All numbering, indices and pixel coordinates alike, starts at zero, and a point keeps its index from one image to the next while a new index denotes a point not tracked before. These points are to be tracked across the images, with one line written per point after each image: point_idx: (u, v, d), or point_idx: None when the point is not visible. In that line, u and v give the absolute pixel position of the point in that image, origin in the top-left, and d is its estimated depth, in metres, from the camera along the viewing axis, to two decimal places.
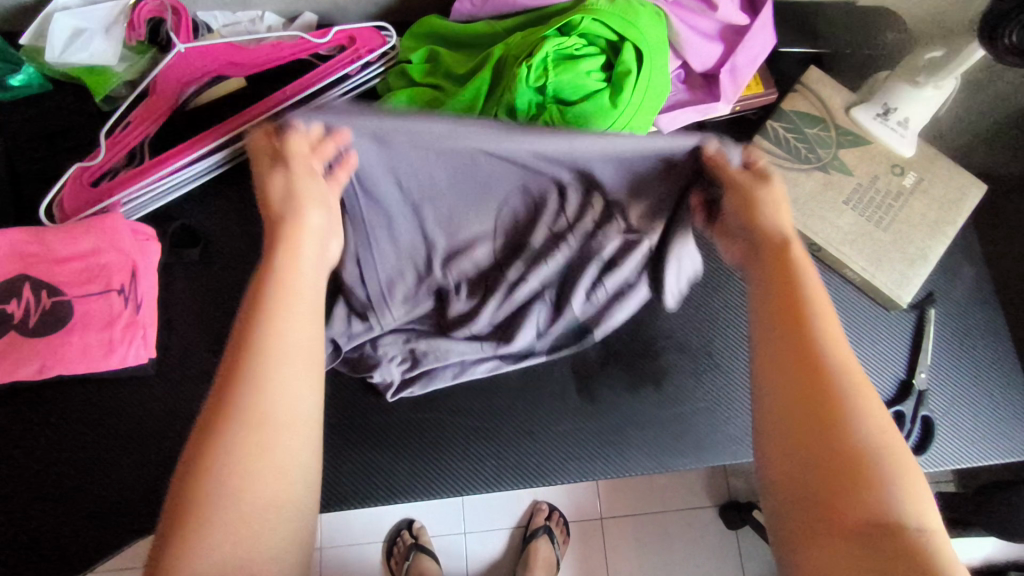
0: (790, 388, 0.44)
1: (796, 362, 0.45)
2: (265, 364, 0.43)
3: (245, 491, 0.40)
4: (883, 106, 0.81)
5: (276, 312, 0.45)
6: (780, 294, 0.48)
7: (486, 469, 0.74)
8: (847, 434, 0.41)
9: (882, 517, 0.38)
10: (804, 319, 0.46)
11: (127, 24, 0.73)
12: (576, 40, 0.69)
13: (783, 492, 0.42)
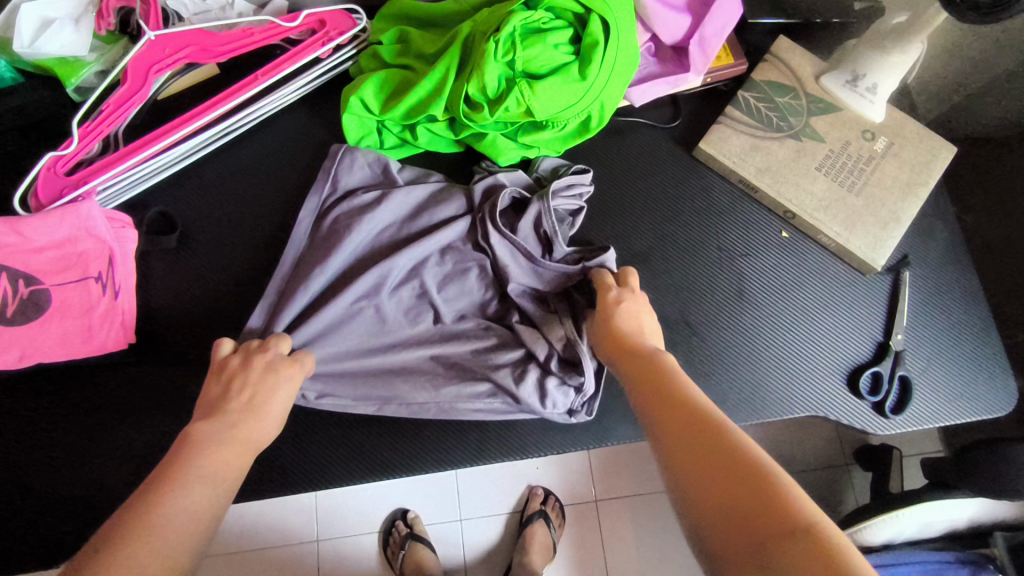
0: (672, 431, 0.51)
1: (670, 409, 0.54)
2: (178, 518, 0.47)
3: None
4: (852, 73, 0.82)
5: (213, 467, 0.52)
6: (680, 410, 0.53)
7: (469, 443, 0.75)
8: (727, 457, 0.47)
9: (769, 513, 0.42)
10: (659, 377, 0.58)
11: (96, 13, 0.74)
12: (542, 14, 0.70)
13: (699, 515, 0.45)
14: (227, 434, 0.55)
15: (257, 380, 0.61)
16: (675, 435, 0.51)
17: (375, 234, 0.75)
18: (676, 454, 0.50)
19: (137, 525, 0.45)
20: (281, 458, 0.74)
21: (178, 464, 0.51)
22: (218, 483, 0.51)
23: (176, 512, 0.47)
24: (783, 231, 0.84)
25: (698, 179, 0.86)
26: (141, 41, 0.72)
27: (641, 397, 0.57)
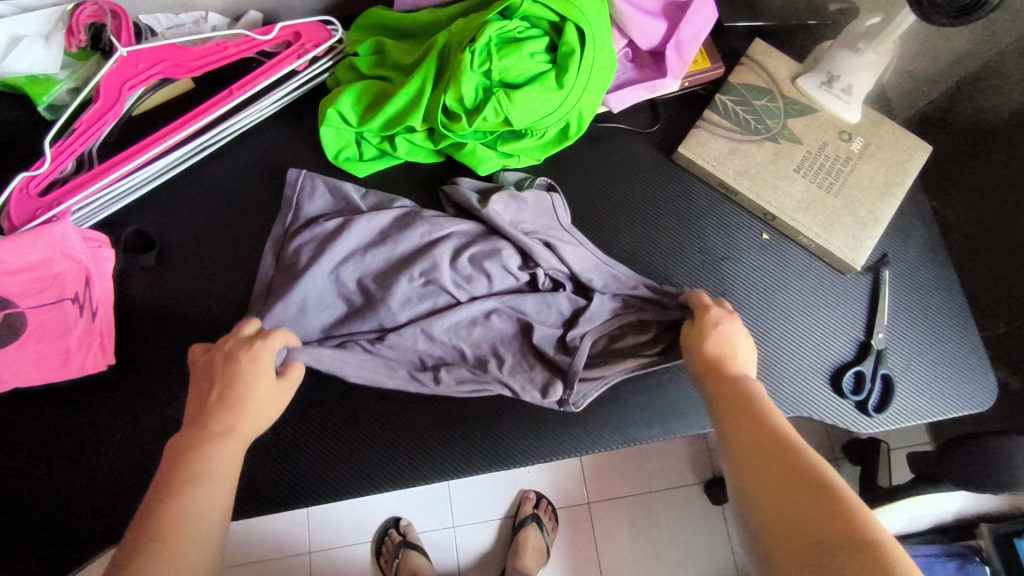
0: (744, 456, 0.54)
1: (746, 435, 0.55)
2: (183, 529, 0.48)
3: None
4: (827, 74, 0.82)
5: (208, 469, 0.52)
6: (750, 425, 0.56)
7: (456, 453, 0.74)
8: (799, 486, 0.49)
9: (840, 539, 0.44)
10: (743, 400, 0.59)
11: (67, 30, 0.73)
12: (517, 23, 0.70)
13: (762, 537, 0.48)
14: (214, 438, 0.54)
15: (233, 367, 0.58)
16: (757, 468, 0.52)
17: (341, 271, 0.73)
18: (750, 479, 0.52)
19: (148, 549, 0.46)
20: (267, 474, 0.73)
21: (172, 483, 0.50)
22: (216, 485, 0.52)
23: (186, 526, 0.48)
24: (763, 233, 0.85)
25: (678, 183, 0.86)
26: (113, 58, 0.71)
27: (719, 420, 0.59)
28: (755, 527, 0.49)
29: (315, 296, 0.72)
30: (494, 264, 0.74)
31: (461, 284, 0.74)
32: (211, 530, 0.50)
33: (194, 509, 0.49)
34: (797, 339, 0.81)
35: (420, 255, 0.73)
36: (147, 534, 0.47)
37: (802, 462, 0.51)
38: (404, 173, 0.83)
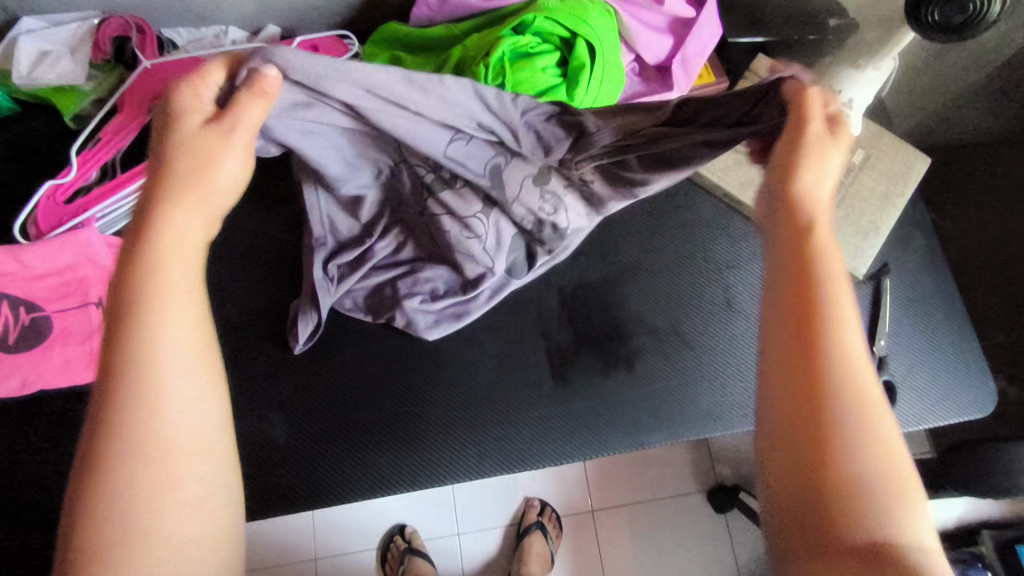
0: (789, 332, 0.45)
1: (804, 310, 0.46)
2: (156, 389, 0.42)
3: (124, 520, 0.40)
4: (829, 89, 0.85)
5: (152, 317, 0.44)
6: (806, 301, 0.46)
7: (467, 457, 0.76)
8: (830, 397, 0.43)
9: (845, 491, 0.41)
10: (810, 267, 0.47)
11: (93, 43, 0.76)
12: (530, 38, 0.72)
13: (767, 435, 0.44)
14: (150, 278, 0.45)
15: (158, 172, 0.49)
16: (788, 343, 0.45)
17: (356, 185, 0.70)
18: (777, 363, 0.45)
19: (122, 441, 0.41)
20: (281, 477, 0.74)
21: (122, 331, 0.43)
22: (164, 325, 0.44)
23: (156, 394, 0.42)
24: None
25: (684, 194, 0.89)
26: (136, 70, 0.73)
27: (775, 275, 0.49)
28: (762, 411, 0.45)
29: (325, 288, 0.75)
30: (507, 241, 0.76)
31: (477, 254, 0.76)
32: (171, 380, 0.43)
33: (153, 355, 0.43)
34: None
35: (425, 206, 0.73)
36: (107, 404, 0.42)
37: (834, 397, 0.43)
38: None
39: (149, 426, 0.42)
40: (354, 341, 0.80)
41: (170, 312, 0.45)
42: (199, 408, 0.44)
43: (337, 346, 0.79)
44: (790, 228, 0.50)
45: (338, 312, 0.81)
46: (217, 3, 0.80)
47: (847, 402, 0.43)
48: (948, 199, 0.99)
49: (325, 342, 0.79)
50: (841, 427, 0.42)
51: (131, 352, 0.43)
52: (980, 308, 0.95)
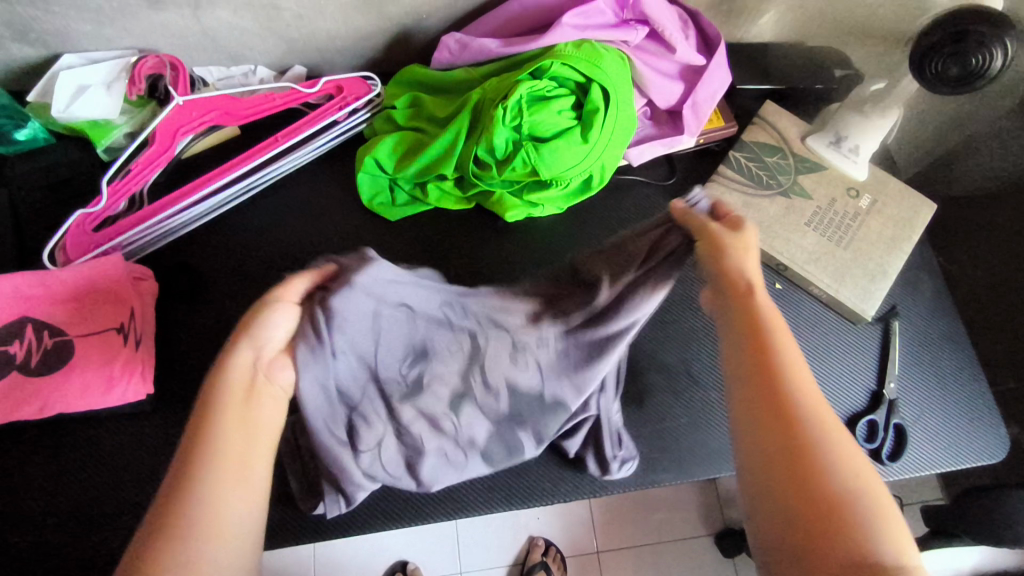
0: (758, 397, 0.50)
1: (761, 369, 0.50)
2: (195, 546, 0.42)
3: None
4: (835, 135, 0.87)
5: (224, 447, 0.45)
6: (768, 359, 0.51)
7: (479, 492, 0.76)
8: (808, 456, 0.46)
9: (848, 540, 0.43)
10: (761, 327, 0.52)
11: (128, 80, 0.79)
12: (547, 83, 0.75)
13: (761, 511, 0.47)
14: (213, 448, 0.45)
15: (224, 392, 0.48)
16: (757, 418, 0.49)
17: (332, 430, 0.60)
18: (761, 444, 0.48)
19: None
20: (291, 507, 0.74)
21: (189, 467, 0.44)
22: (228, 509, 0.44)
23: (201, 556, 0.42)
24: (776, 283, 0.88)
25: None
26: (169, 106, 0.77)
27: (735, 351, 0.53)
28: (756, 493, 0.48)
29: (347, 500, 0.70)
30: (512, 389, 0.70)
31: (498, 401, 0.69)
32: (237, 507, 0.44)
33: (229, 490, 0.44)
34: None
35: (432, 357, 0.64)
36: (164, 529, 0.42)
37: (808, 432, 0.47)
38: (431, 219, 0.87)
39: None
40: None
41: (236, 492, 0.44)
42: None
43: None
44: (740, 304, 0.54)
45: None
46: (247, 44, 0.84)
47: (825, 436, 0.47)
48: (950, 241, 0.99)
49: None
50: (814, 458, 0.46)
51: (191, 526, 0.42)
52: (987, 352, 0.96)
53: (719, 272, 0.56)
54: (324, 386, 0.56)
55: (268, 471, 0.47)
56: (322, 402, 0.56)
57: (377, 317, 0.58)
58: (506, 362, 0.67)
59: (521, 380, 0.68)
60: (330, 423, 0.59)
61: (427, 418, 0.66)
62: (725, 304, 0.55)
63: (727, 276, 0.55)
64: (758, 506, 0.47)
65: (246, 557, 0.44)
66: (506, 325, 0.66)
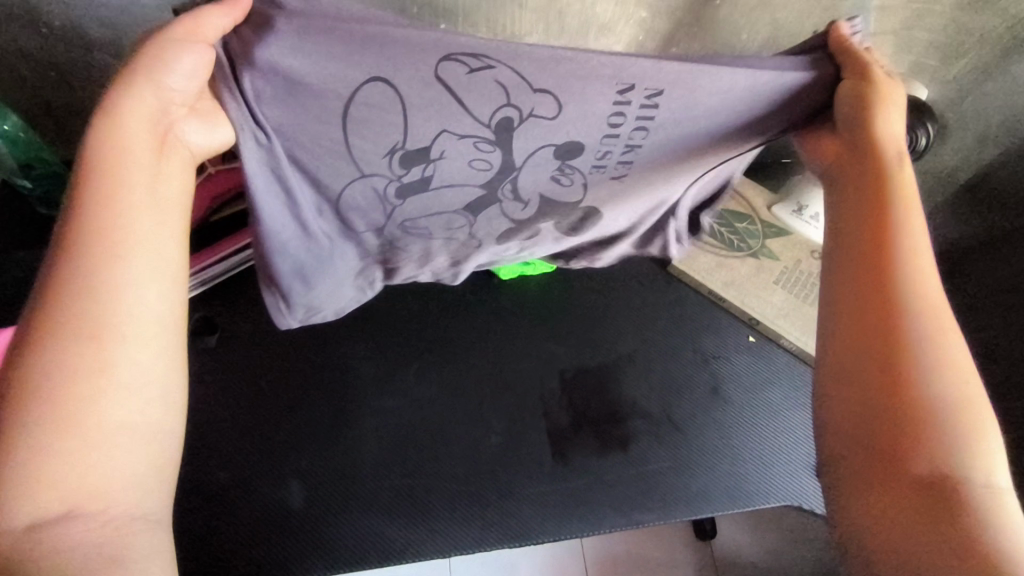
0: (862, 261, 0.54)
1: (875, 239, 0.54)
2: (94, 301, 0.48)
3: (85, 392, 0.46)
4: (797, 204, 0.98)
5: (112, 214, 0.51)
6: (880, 233, 0.55)
7: (471, 530, 0.80)
8: (905, 329, 0.50)
9: (919, 428, 0.47)
10: (886, 202, 0.56)
11: None
12: None
13: (835, 389, 0.52)
14: (95, 229, 0.50)
15: (101, 168, 0.51)
16: (855, 281, 0.54)
17: (315, 216, 0.63)
18: (852, 293, 0.54)
19: (51, 355, 0.46)
20: (296, 543, 0.79)
21: (88, 230, 0.50)
22: (120, 287, 0.49)
23: (106, 332, 0.48)
24: (750, 336, 0.96)
25: (673, 292, 0.98)
26: None
27: (846, 221, 0.57)
28: (835, 349, 0.53)
29: (311, 299, 0.75)
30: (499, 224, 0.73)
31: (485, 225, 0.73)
32: (135, 269, 0.50)
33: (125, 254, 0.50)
34: (783, 434, 0.90)
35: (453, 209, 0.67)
36: (61, 278, 0.48)
37: (910, 315, 0.51)
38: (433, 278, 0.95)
39: (88, 356, 0.47)
40: (372, 418, 0.86)
41: (128, 265, 0.50)
42: (145, 350, 0.49)
43: (354, 421, 0.86)
44: (870, 177, 0.57)
45: (378, 380, 0.89)
46: None
47: (924, 324, 0.50)
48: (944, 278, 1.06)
49: (342, 416, 0.86)
50: (913, 347, 0.49)
51: (96, 291, 0.49)
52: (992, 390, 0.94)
53: (861, 135, 0.57)
54: (276, 172, 0.57)
55: (168, 242, 0.53)
56: (274, 192, 0.58)
57: (354, 126, 0.55)
58: (542, 185, 0.67)
59: (547, 198, 0.69)
60: (315, 203, 0.62)
61: (424, 220, 0.69)
62: (850, 172, 0.59)
63: (867, 139, 0.57)
64: (836, 394, 0.51)
65: (146, 320, 0.50)
66: (569, 167, 0.64)
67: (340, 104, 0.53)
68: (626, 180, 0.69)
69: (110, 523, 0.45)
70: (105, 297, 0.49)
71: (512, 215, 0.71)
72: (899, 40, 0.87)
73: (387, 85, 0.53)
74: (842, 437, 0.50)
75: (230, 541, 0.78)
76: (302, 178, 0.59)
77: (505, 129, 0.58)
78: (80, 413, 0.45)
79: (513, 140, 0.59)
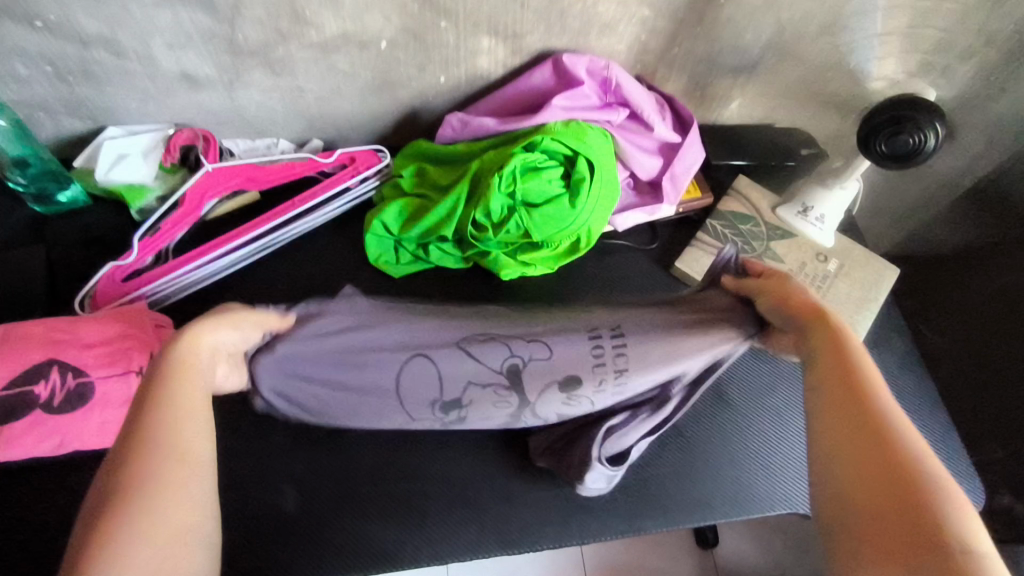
0: (826, 390, 0.58)
1: (840, 365, 0.58)
2: (164, 452, 0.50)
3: (164, 512, 0.47)
4: (802, 205, 0.97)
5: (178, 381, 0.54)
6: (836, 360, 0.59)
7: (468, 536, 0.78)
8: (879, 432, 0.53)
9: (912, 503, 0.48)
10: (834, 328, 0.60)
11: (164, 149, 0.88)
12: (538, 155, 0.83)
13: (833, 490, 0.52)
14: (173, 405, 0.53)
15: (177, 364, 0.55)
16: (829, 402, 0.57)
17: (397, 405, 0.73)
18: (825, 417, 0.57)
19: (131, 493, 0.47)
20: (285, 550, 0.76)
21: (149, 399, 0.53)
22: (194, 433, 0.53)
23: (185, 471, 0.50)
24: None
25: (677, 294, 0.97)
26: (199, 172, 0.86)
27: (811, 366, 0.60)
28: (829, 466, 0.54)
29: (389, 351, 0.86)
30: (558, 393, 0.73)
31: (539, 387, 0.73)
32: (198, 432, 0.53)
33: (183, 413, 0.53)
34: (789, 441, 0.89)
35: (513, 380, 0.72)
36: (132, 446, 0.50)
37: (873, 400, 0.55)
38: (433, 279, 0.94)
39: (171, 486, 0.49)
40: None
41: (193, 427, 0.53)
42: (207, 482, 0.52)
43: None
44: (822, 324, 0.61)
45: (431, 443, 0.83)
46: (273, 121, 0.94)
47: (886, 407, 0.55)
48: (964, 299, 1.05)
49: None
50: (886, 435, 0.53)
51: (174, 443, 0.51)
52: (970, 424, 1.00)
53: (786, 313, 0.64)
54: (338, 370, 0.71)
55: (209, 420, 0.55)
56: (334, 389, 0.72)
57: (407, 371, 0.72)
58: (562, 410, 0.75)
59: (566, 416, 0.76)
60: (380, 413, 0.74)
61: (495, 412, 0.74)
62: (812, 336, 0.61)
63: (808, 307, 0.63)
64: (831, 502, 0.52)
65: (206, 476, 0.52)
66: (573, 385, 0.73)
67: (396, 364, 0.72)
68: (629, 379, 0.73)
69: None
70: (176, 449, 0.51)
71: (537, 370, 0.72)
72: (906, 41, 0.86)
73: (426, 361, 0.72)
74: (851, 536, 0.49)
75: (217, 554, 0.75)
76: (349, 391, 0.72)
77: (514, 374, 0.72)
78: (141, 540, 0.45)
79: (521, 378, 0.73)
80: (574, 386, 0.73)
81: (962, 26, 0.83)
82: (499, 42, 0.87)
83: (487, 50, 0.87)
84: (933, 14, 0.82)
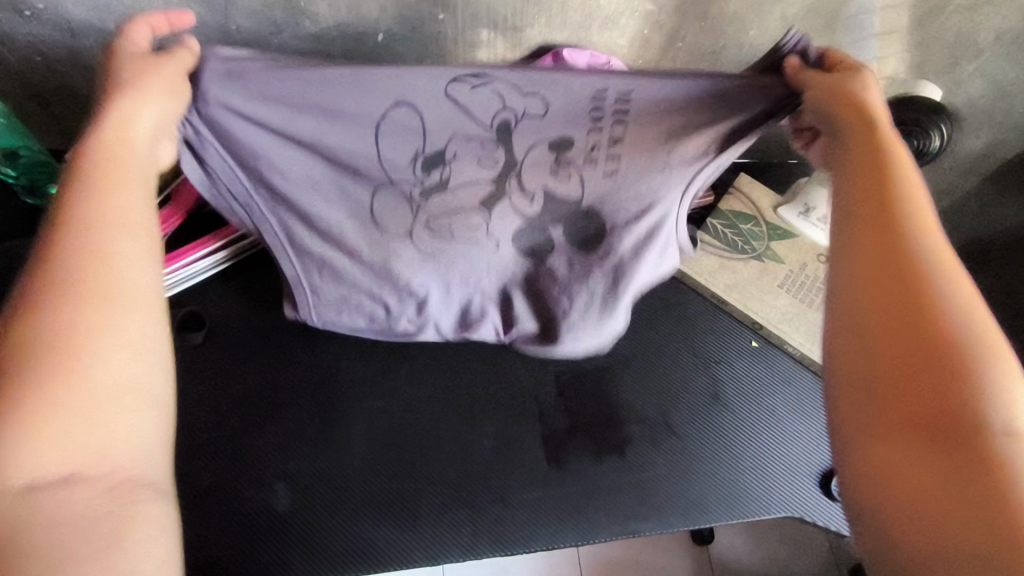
0: (861, 239, 0.49)
1: (877, 206, 0.50)
2: (85, 276, 0.44)
3: (94, 353, 0.42)
4: (804, 205, 0.96)
5: (101, 191, 0.48)
6: (874, 200, 0.50)
7: (462, 536, 0.78)
8: (918, 299, 0.45)
9: (957, 405, 0.41)
10: (887, 170, 0.51)
11: None
12: None
13: (849, 378, 0.46)
14: (88, 214, 0.47)
15: (102, 164, 0.50)
16: (863, 257, 0.48)
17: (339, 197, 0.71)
18: (853, 272, 0.49)
19: (48, 319, 0.42)
20: (277, 549, 0.76)
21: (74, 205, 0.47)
22: (121, 258, 0.46)
23: (112, 300, 0.44)
24: (753, 340, 0.95)
25: (674, 293, 0.97)
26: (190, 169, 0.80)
27: (848, 206, 0.52)
28: (853, 331, 0.47)
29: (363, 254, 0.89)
30: (533, 165, 0.69)
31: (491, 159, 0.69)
32: (133, 247, 0.47)
33: (117, 217, 0.48)
34: (786, 444, 0.88)
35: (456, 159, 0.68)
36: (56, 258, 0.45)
37: (922, 255, 0.47)
38: None
39: (98, 325, 0.43)
40: (360, 422, 0.84)
41: (130, 248, 0.47)
42: (147, 319, 0.46)
43: (346, 421, 0.84)
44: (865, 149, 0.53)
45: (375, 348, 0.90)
46: None
47: (939, 274, 0.46)
48: None
49: (329, 418, 0.84)
50: (932, 307, 0.45)
51: (94, 259, 0.45)
52: None
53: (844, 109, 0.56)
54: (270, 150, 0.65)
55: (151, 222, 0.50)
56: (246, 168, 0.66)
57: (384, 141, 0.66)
58: (550, 182, 0.71)
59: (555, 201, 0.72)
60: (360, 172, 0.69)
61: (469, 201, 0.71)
62: (852, 154, 0.54)
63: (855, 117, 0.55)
64: (851, 395, 0.45)
65: (146, 296, 0.47)
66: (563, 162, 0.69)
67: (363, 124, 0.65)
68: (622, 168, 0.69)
69: (105, 499, 0.40)
70: (104, 262, 0.45)
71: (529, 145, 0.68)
72: (912, 39, 0.84)
73: (407, 111, 0.65)
74: (876, 453, 0.43)
75: (218, 545, 0.76)
76: (310, 144, 0.66)
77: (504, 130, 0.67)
78: (68, 384, 0.41)
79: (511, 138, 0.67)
80: (563, 155, 0.69)
81: (970, 23, 0.81)
82: (498, 36, 0.85)
83: (485, 44, 0.86)
84: (938, 14, 0.81)
